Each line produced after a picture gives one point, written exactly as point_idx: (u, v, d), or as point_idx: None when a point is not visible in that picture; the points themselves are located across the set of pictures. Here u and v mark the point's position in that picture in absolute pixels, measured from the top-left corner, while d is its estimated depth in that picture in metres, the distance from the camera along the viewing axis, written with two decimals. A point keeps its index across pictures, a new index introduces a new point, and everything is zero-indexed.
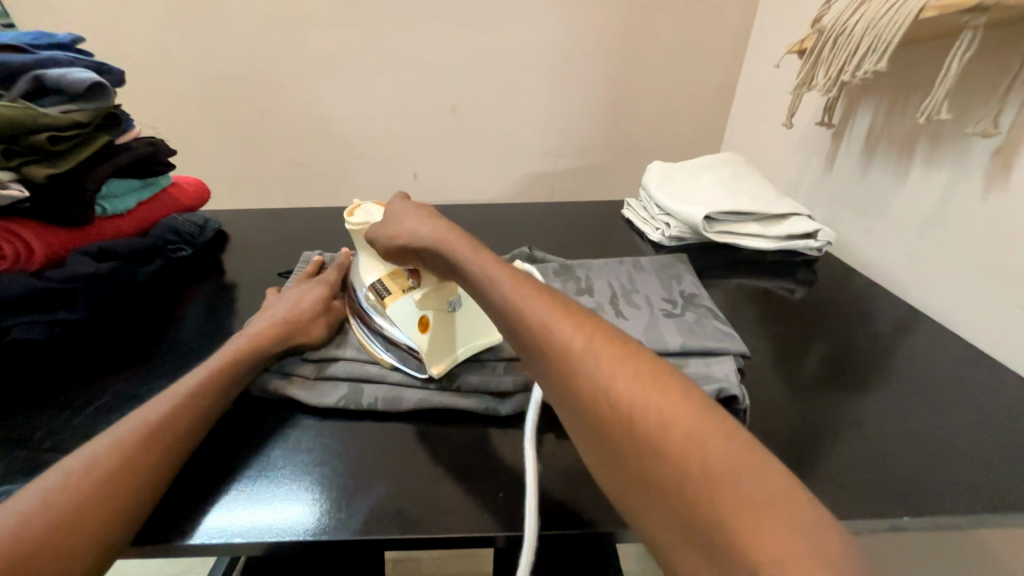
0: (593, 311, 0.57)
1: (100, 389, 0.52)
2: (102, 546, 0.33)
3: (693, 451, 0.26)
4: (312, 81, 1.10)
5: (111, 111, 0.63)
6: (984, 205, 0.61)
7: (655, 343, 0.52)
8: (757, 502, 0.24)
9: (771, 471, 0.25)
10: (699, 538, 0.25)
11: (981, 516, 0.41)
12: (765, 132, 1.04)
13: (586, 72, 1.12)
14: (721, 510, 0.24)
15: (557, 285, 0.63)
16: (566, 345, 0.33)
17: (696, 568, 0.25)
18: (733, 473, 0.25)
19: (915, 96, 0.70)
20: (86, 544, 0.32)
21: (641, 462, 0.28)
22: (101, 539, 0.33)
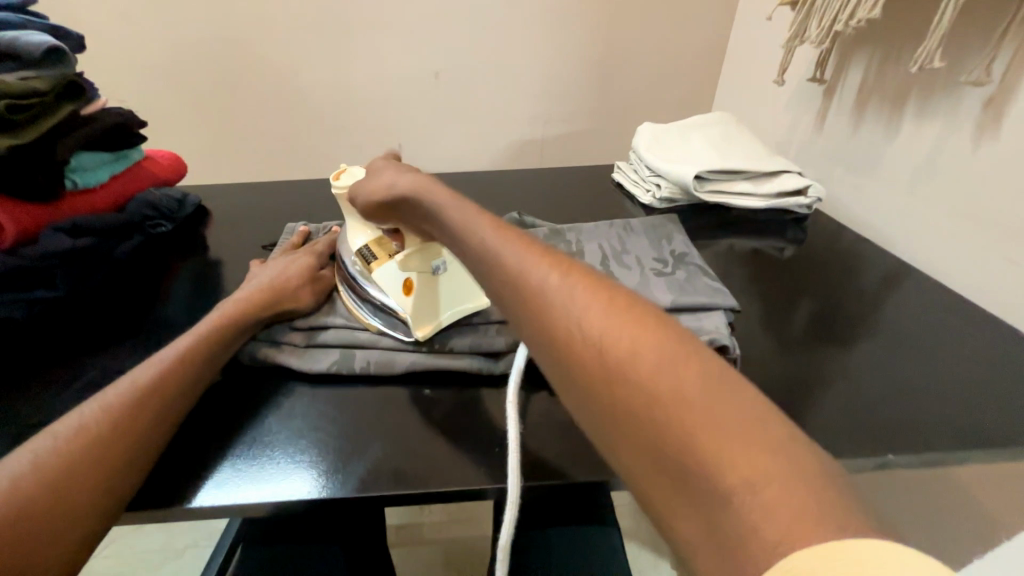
0: None
1: (88, 366, 0.51)
2: (99, 507, 0.33)
3: (661, 382, 0.24)
4: (287, 47, 1.04)
5: (74, 78, 0.59)
6: (974, 156, 0.61)
7: None
8: (734, 432, 0.22)
9: (746, 399, 0.23)
10: (667, 471, 0.23)
11: (959, 453, 0.43)
12: (757, 90, 1.01)
13: (574, 31, 1.07)
14: (690, 438, 0.22)
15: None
16: (533, 282, 0.31)
17: (665, 499, 0.23)
18: (702, 401, 0.23)
19: (909, 46, 0.68)
20: (82, 504, 0.33)
21: (613, 394, 0.26)
22: (97, 500, 0.33)
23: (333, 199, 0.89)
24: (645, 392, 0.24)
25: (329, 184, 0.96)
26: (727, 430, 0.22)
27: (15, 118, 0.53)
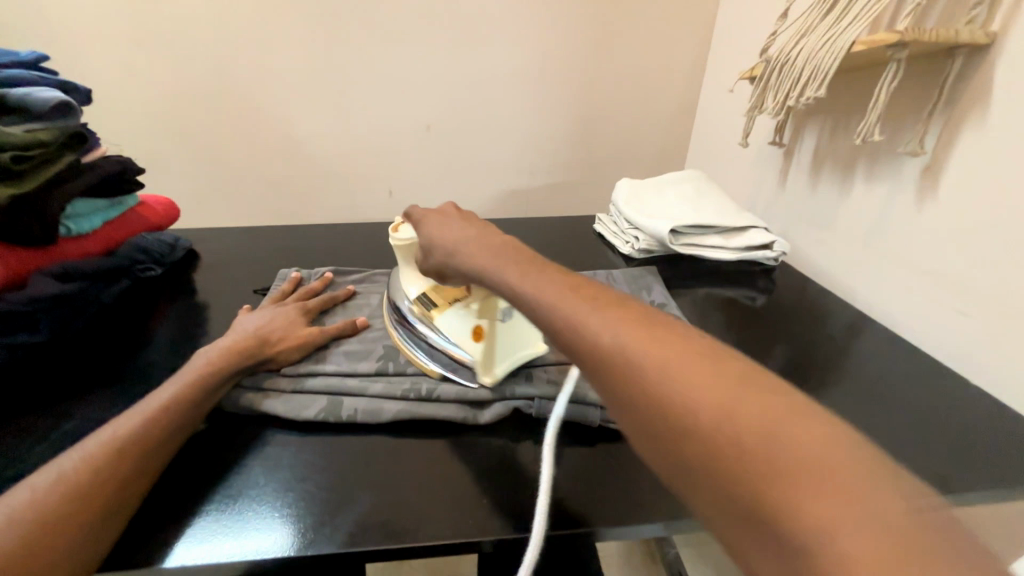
0: None
1: (64, 415, 0.50)
2: (70, 567, 0.32)
3: (730, 424, 0.25)
4: (286, 101, 1.10)
5: (77, 130, 0.62)
6: (917, 217, 0.68)
7: None
8: (817, 492, 0.21)
9: (816, 428, 0.24)
10: (750, 514, 0.23)
11: None
12: (724, 151, 1.10)
13: (557, 94, 1.17)
14: (768, 482, 0.23)
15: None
16: (600, 339, 0.31)
17: (746, 546, 0.23)
18: (775, 438, 0.24)
19: (853, 119, 0.77)
20: (53, 565, 0.31)
21: (689, 449, 0.26)
22: (69, 559, 0.32)
23: (324, 244, 0.92)
24: (734, 446, 0.24)
25: (320, 229, 0.98)
26: (817, 483, 0.22)
27: (18, 168, 0.54)
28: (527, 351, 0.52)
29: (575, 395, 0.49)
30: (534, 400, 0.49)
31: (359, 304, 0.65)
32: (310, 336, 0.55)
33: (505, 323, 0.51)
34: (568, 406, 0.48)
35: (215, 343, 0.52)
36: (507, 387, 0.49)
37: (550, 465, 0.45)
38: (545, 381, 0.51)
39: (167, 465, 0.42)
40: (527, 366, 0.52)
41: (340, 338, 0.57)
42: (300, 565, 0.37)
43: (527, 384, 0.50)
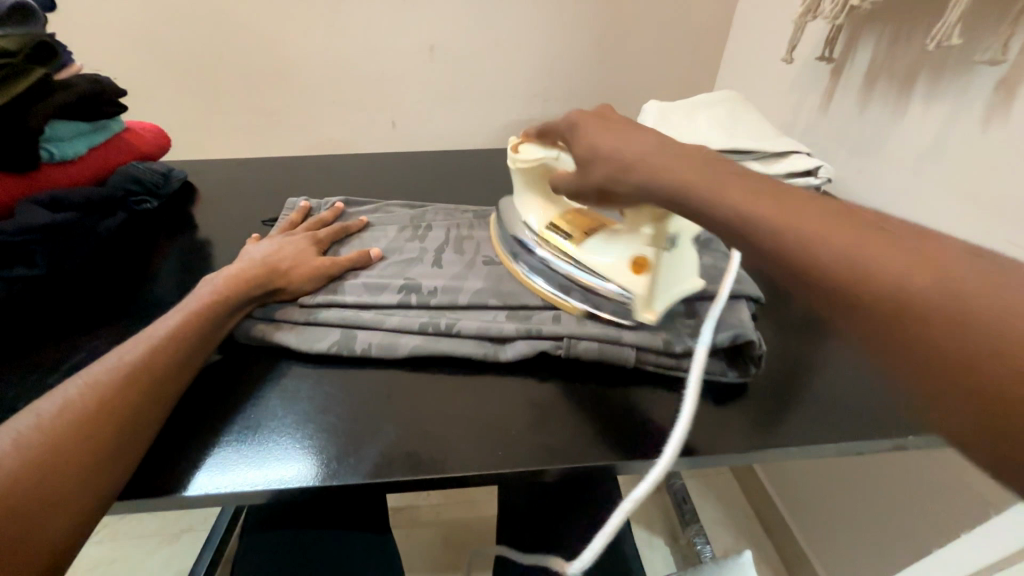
0: None
1: (74, 349, 0.49)
2: (92, 492, 0.31)
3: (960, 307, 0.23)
4: (273, 15, 0.98)
5: (41, 40, 0.55)
6: (985, 136, 0.61)
7: None
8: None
9: None
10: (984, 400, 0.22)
11: None
12: (762, 70, 0.99)
13: (577, 5, 1.04)
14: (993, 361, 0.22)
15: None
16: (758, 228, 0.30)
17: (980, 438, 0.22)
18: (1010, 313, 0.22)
19: (923, 23, 0.67)
20: (73, 491, 0.31)
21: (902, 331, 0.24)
22: (89, 484, 0.31)
23: (326, 176, 0.86)
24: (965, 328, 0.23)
25: (321, 160, 0.92)
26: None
27: None
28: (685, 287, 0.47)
29: (608, 335, 0.44)
30: (562, 340, 0.44)
31: (373, 235, 0.61)
32: (321, 267, 0.51)
33: (670, 254, 0.46)
34: (599, 345, 0.44)
35: (220, 272, 0.49)
36: (535, 325, 0.45)
37: (578, 399, 0.43)
38: (573, 321, 0.47)
39: (180, 396, 0.40)
40: (557, 305, 0.49)
41: (352, 270, 0.54)
42: (325, 493, 0.37)
43: (554, 324, 0.46)
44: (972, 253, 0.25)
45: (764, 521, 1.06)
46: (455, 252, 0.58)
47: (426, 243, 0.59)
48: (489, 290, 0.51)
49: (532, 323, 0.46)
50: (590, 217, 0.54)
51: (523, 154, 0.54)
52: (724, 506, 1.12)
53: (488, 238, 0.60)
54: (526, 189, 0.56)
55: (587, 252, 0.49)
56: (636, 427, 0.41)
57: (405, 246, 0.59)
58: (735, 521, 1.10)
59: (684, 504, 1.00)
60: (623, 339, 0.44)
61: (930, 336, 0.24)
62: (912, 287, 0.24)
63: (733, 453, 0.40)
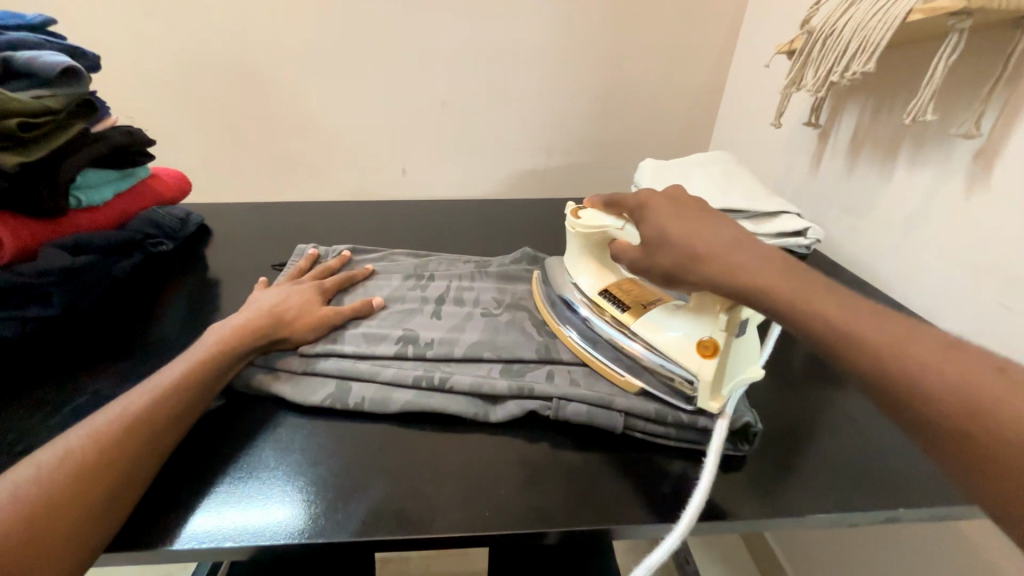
0: None
1: (76, 389, 0.49)
2: (81, 545, 0.32)
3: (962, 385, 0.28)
4: (298, 73, 1.07)
5: (85, 98, 0.59)
6: (968, 204, 0.63)
7: None
8: None
9: None
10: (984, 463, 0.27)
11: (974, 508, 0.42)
12: (754, 132, 1.05)
13: (579, 69, 1.11)
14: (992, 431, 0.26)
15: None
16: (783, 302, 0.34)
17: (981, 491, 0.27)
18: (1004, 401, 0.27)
19: (901, 99, 0.72)
20: (63, 544, 0.31)
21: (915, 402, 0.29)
22: (79, 537, 0.32)
23: (337, 221, 0.90)
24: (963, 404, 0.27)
25: (333, 206, 0.96)
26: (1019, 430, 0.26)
27: (23, 135, 0.52)
28: (742, 375, 0.43)
29: (598, 398, 0.44)
30: (551, 402, 0.45)
31: (377, 284, 0.63)
32: (325, 317, 0.53)
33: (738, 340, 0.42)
34: (589, 409, 0.44)
35: (227, 320, 0.50)
36: (527, 384, 0.46)
37: (571, 459, 0.43)
38: (565, 381, 0.47)
39: (177, 445, 0.41)
40: (550, 362, 0.50)
41: (355, 319, 0.55)
42: (311, 551, 0.36)
43: (546, 383, 0.47)
44: (942, 338, 0.30)
45: None
46: (454, 303, 0.59)
47: (428, 294, 0.61)
48: (485, 345, 0.52)
49: (524, 380, 0.47)
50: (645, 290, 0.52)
51: (584, 220, 0.55)
52: (728, 569, 1.07)
53: (488, 290, 0.62)
54: (582, 253, 0.57)
55: (645, 327, 0.47)
56: (627, 490, 0.40)
57: (407, 296, 0.61)
58: None
59: (686, 565, 0.96)
60: (614, 404, 0.44)
61: (933, 409, 0.28)
62: (922, 364, 0.29)
63: (727, 522, 0.40)
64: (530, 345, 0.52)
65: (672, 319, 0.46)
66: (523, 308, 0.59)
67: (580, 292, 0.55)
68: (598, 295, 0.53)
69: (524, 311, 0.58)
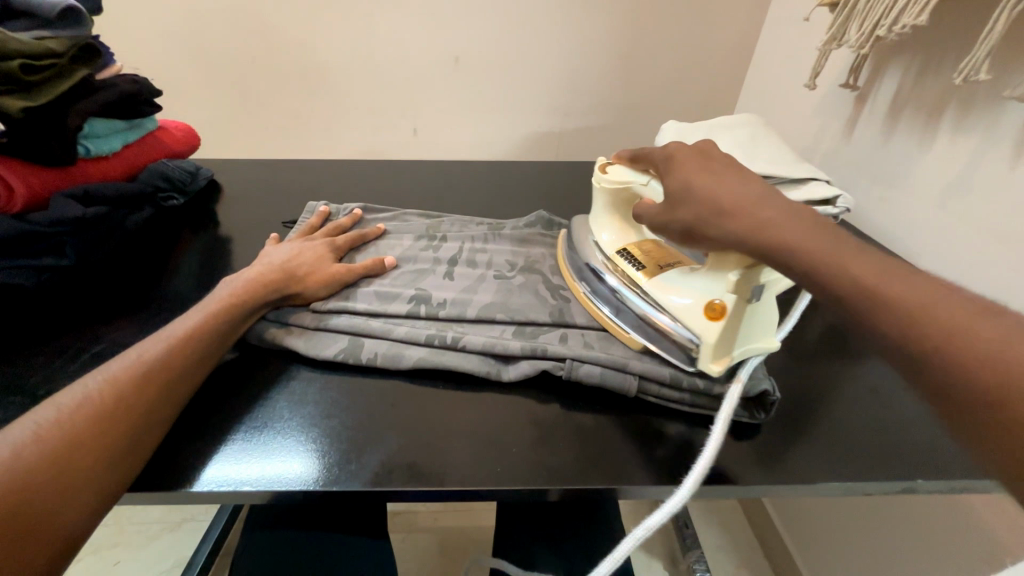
0: None
1: (93, 339, 0.50)
2: (104, 483, 0.33)
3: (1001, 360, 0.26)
4: (305, 24, 1.02)
5: (88, 42, 0.57)
6: (1014, 173, 0.59)
7: None
8: None
9: None
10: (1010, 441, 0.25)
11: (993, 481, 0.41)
12: (785, 95, 0.99)
13: (602, 22, 1.05)
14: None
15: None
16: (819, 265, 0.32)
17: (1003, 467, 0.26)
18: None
19: (950, 57, 0.66)
20: (87, 481, 0.32)
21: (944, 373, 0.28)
22: (102, 475, 0.33)
23: (347, 181, 0.88)
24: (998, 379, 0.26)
25: (342, 165, 0.94)
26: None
27: (26, 78, 0.51)
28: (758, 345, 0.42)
29: (612, 361, 0.43)
30: (565, 362, 0.44)
31: (389, 243, 0.62)
32: (337, 274, 0.52)
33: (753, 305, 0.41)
34: (602, 371, 0.43)
35: (239, 273, 0.50)
36: (540, 345, 0.45)
37: (582, 420, 0.43)
38: (579, 344, 0.47)
39: (192, 395, 0.41)
40: (564, 324, 0.49)
41: (366, 277, 0.55)
42: (325, 498, 0.37)
43: (560, 345, 0.46)
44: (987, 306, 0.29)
45: (768, 552, 1.04)
46: (468, 264, 0.58)
47: (441, 254, 0.60)
48: (498, 306, 0.51)
49: (538, 342, 0.46)
50: (665, 251, 0.51)
51: (610, 175, 0.53)
52: (727, 534, 1.10)
53: (501, 252, 0.61)
54: (605, 210, 0.55)
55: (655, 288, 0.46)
56: (637, 452, 0.40)
57: (419, 255, 0.60)
58: (737, 550, 1.07)
59: (686, 528, 0.99)
60: (628, 367, 0.43)
61: (962, 382, 0.27)
62: (959, 336, 0.28)
63: (738, 486, 0.40)
64: (544, 308, 0.51)
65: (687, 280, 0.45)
66: (537, 271, 0.58)
67: (602, 251, 0.53)
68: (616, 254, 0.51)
69: (538, 274, 0.57)
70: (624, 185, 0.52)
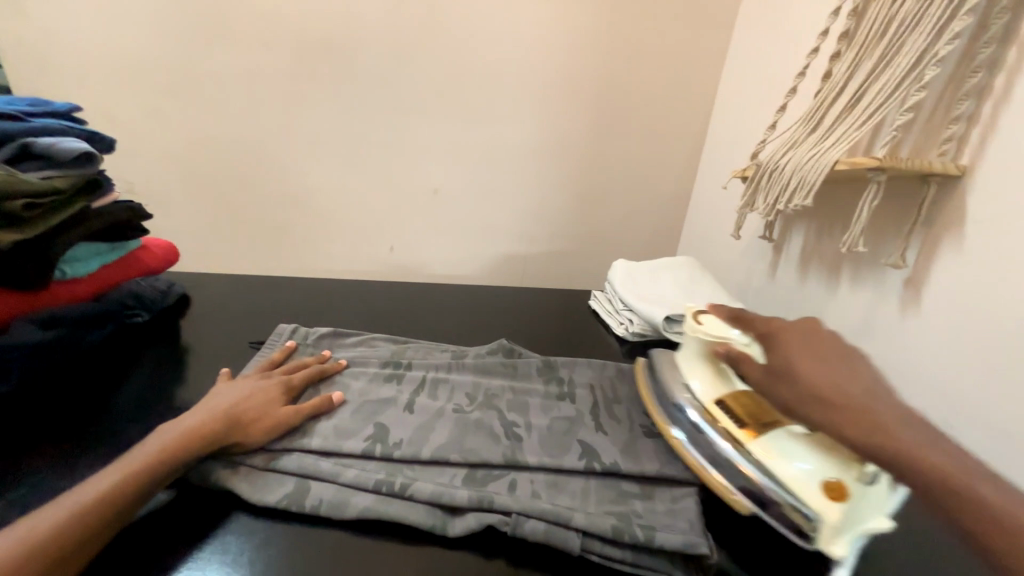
0: (570, 423, 0.57)
1: (13, 479, 0.46)
2: None
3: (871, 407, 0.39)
4: (301, 157, 1.14)
5: (93, 176, 0.63)
6: (904, 325, 0.70)
7: (631, 466, 0.51)
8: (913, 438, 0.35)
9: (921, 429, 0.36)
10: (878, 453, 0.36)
11: None
12: (717, 238, 1.15)
13: (561, 171, 1.23)
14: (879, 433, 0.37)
15: (539, 386, 0.64)
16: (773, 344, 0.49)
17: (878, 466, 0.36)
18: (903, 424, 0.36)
19: (837, 228, 0.81)
20: None
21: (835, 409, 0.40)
22: None
23: (320, 299, 0.92)
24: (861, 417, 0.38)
25: (317, 282, 0.98)
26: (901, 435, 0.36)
27: (24, 214, 0.54)
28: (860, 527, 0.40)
29: (557, 515, 0.44)
30: (510, 516, 0.44)
31: (354, 371, 0.63)
32: (285, 417, 0.51)
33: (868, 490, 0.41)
34: (546, 527, 0.43)
35: (182, 416, 0.49)
36: (488, 495, 0.45)
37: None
38: (527, 493, 0.47)
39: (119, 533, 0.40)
40: (515, 469, 0.50)
41: (314, 417, 0.54)
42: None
43: (508, 495, 0.46)
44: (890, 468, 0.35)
45: None
46: (428, 397, 0.60)
47: (403, 385, 0.62)
48: (453, 447, 0.52)
49: (486, 491, 0.47)
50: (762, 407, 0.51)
51: (705, 327, 0.58)
52: None
53: (462, 385, 0.63)
54: (697, 359, 0.59)
55: (761, 452, 0.47)
56: None
57: (381, 389, 0.60)
58: None
59: None
60: (571, 521, 0.43)
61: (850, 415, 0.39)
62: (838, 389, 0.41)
63: None
64: (496, 448, 0.52)
65: (795, 449, 0.45)
66: (494, 405, 0.60)
67: (693, 398, 0.56)
68: (711, 403, 0.54)
69: (495, 410, 0.59)
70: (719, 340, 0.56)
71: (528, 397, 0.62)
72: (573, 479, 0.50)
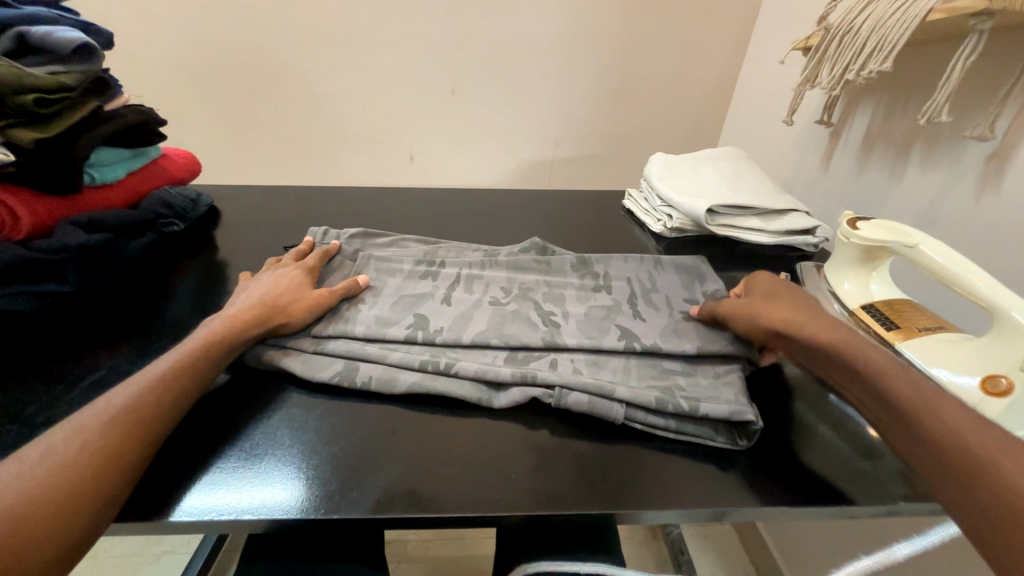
0: (610, 311, 0.57)
1: (93, 367, 0.50)
2: (112, 496, 0.34)
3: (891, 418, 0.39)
4: (306, 55, 1.05)
5: (99, 75, 0.60)
6: (978, 205, 0.63)
7: (672, 345, 0.51)
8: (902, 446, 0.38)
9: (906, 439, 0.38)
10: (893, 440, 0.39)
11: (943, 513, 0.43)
12: (767, 128, 1.04)
13: (592, 60, 1.10)
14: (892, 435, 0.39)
15: (575, 280, 0.63)
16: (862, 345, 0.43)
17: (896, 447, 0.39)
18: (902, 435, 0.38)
19: (914, 101, 0.71)
20: (94, 494, 0.34)
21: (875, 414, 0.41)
22: (108, 490, 0.34)
23: (346, 207, 0.90)
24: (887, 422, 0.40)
25: (340, 192, 0.96)
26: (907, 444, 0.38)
27: (39, 111, 0.52)
28: None
29: (600, 389, 0.45)
30: (554, 390, 0.45)
31: (388, 268, 0.63)
32: (321, 298, 0.54)
33: None
34: (590, 399, 0.44)
35: (224, 308, 0.51)
36: (530, 371, 0.46)
37: (577, 445, 0.44)
38: (569, 370, 0.48)
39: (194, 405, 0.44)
40: (555, 350, 0.51)
41: (347, 299, 0.56)
42: (310, 527, 0.38)
43: (550, 371, 0.47)
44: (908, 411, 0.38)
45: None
46: (465, 291, 0.60)
47: (439, 281, 0.61)
48: (494, 333, 0.52)
49: (528, 369, 0.48)
50: (923, 313, 0.52)
51: (861, 232, 0.56)
52: (724, 559, 1.07)
53: (497, 279, 0.62)
54: (853, 264, 0.58)
55: (914, 351, 0.47)
56: (631, 477, 0.41)
57: (419, 284, 0.61)
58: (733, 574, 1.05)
59: (681, 555, 0.99)
60: (615, 395, 0.44)
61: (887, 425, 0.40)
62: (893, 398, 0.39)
63: (732, 510, 0.40)
64: (535, 333, 0.53)
65: (958, 350, 0.45)
66: (531, 298, 0.59)
67: (841, 302, 0.57)
68: (859, 309, 0.55)
69: (532, 302, 0.58)
70: (877, 244, 0.54)
71: (563, 290, 0.61)
72: (613, 357, 0.50)
